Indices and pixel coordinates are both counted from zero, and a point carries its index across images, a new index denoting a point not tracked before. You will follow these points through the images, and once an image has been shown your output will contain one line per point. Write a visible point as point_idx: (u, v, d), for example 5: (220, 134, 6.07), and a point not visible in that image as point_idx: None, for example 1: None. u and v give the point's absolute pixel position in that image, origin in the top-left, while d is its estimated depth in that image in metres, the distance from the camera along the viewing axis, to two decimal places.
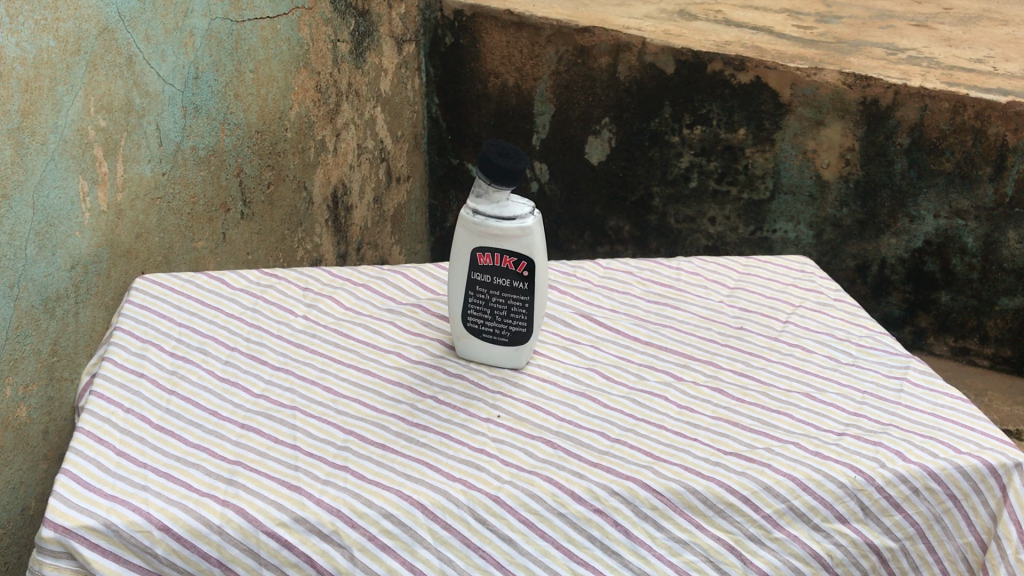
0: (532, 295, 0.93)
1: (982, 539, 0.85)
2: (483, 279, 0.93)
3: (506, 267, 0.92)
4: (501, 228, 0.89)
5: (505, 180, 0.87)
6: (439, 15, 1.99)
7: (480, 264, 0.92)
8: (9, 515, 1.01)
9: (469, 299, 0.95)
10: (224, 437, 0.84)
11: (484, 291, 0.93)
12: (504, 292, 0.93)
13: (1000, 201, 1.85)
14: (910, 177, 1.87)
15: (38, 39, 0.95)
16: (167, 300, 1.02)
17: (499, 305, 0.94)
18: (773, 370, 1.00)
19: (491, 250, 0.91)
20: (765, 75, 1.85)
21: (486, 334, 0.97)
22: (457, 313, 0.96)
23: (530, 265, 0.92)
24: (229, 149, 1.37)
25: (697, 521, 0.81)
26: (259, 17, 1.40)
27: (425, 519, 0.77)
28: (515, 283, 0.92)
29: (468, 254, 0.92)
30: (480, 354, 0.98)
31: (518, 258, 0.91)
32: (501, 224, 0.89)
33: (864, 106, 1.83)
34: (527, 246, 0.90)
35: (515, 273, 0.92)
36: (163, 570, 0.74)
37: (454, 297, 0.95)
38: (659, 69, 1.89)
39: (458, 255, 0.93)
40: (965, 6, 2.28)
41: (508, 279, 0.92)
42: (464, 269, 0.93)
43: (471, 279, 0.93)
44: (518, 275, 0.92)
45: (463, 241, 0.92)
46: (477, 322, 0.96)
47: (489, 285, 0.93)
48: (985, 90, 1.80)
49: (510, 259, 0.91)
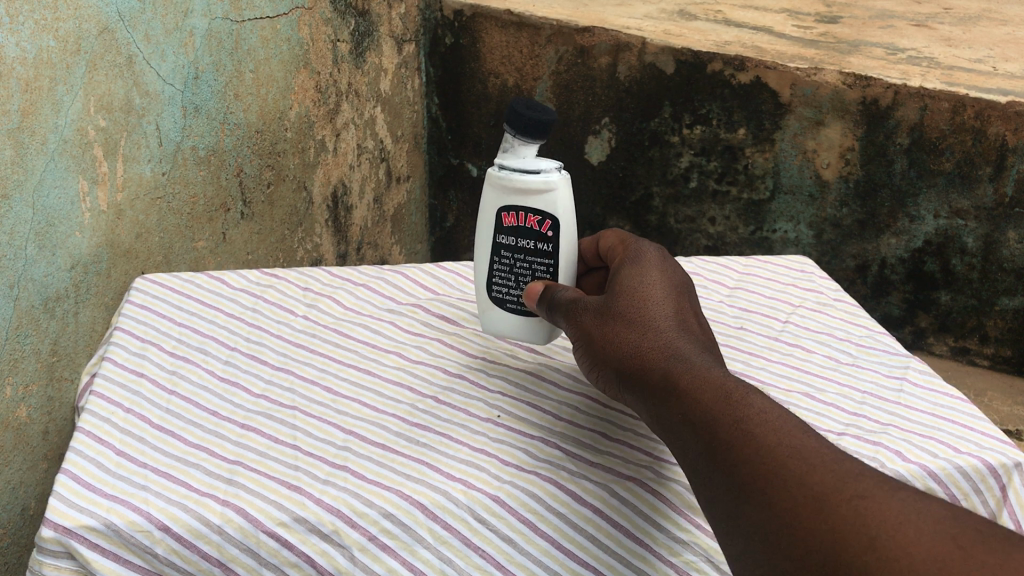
0: (556, 259, 0.92)
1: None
2: (507, 242, 0.93)
3: (531, 227, 0.92)
4: (527, 181, 0.89)
5: (532, 133, 0.87)
6: (439, 15, 1.97)
7: (504, 227, 0.93)
8: (9, 515, 1.01)
9: (494, 264, 0.95)
10: (224, 437, 0.85)
11: (508, 255, 0.94)
12: (528, 256, 0.93)
13: (1000, 201, 1.84)
14: (910, 177, 1.86)
15: (38, 39, 0.95)
16: (168, 300, 1.02)
17: (523, 270, 0.94)
18: (774, 370, 1.00)
19: (515, 211, 0.91)
20: (764, 75, 1.83)
21: (510, 305, 0.97)
22: (481, 281, 0.97)
23: (556, 224, 0.91)
24: (229, 149, 1.37)
25: (697, 522, 0.82)
26: (259, 17, 1.40)
27: (426, 519, 0.77)
28: (539, 244, 0.92)
29: (492, 216, 0.93)
30: (528, 333, 0.97)
31: (541, 217, 0.91)
32: (526, 178, 0.89)
33: (863, 106, 1.81)
34: (552, 204, 0.90)
35: (539, 234, 0.92)
36: (163, 570, 0.74)
37: (478, 262, 0.96)
38: (659, 69, 1.87)
39: (482, 217, 0.94)
40: (965, 6, 2.27)
41: (532, 240, 0.92)
42: (487, 232, 0.94)
43: (494, 243, 0.94)
44: (543, 236, 0.92)
45: (490, 201, 0.93)
46: (501, 291, 0.96)
47: (511, 250, 0.93)
48: (986, 89, 1.78)
49: (533, 219, 0.91)
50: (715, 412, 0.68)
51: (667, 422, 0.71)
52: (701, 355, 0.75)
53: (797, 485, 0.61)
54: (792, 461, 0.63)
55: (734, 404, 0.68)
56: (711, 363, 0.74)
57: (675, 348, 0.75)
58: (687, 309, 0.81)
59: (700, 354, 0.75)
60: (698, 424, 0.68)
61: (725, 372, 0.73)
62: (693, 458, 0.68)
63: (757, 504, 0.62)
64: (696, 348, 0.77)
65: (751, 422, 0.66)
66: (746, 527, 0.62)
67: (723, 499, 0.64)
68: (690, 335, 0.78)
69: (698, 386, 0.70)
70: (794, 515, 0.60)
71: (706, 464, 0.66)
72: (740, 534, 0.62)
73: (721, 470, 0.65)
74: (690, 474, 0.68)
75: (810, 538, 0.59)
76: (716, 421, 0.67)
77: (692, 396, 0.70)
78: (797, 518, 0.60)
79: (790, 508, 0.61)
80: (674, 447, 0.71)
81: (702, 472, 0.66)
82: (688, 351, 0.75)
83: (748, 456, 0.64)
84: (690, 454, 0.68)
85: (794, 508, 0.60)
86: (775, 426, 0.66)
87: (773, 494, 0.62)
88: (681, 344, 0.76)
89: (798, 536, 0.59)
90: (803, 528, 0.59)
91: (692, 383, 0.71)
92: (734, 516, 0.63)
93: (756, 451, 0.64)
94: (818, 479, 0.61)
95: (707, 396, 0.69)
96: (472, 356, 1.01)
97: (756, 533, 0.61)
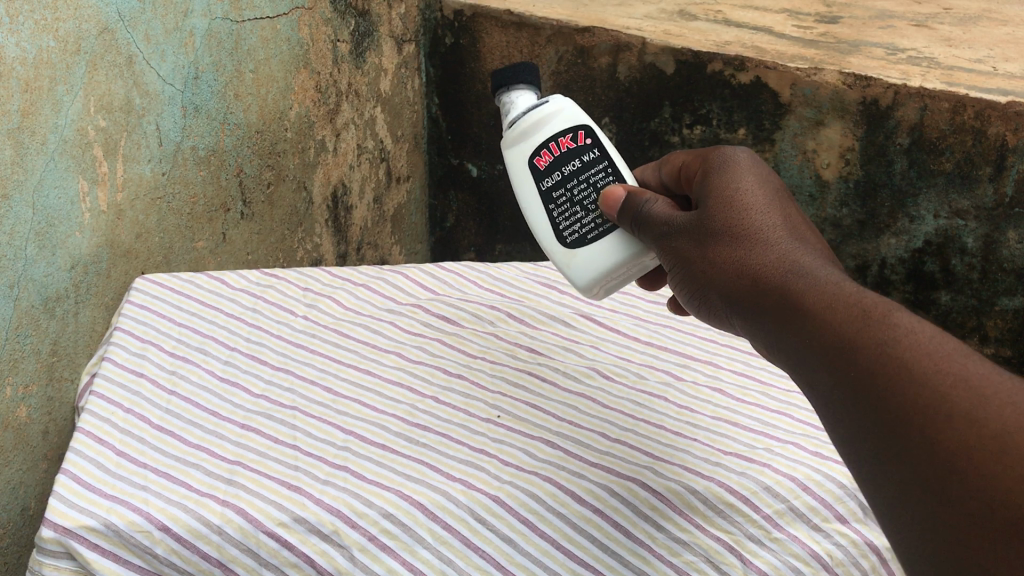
0: (608, 159, 0.97)
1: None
2: (554, 179, 0.98)
3: (569, 149, 0.98)
4: (535, 111, 0.99)
5: (511, 81, 1.00)
6: (439, 15, 1.93)
7: (542, 169, 0.99)
8: (9, 515, 1.01)
9: (554, 209, 0.98)
10: (224, 437, 0.85)
11: (563, 188, 0.98)
12: (581, 174, 0.97)
13: (1000, 201, 1.77)
14: (910, 178, 1.81)
15: (38, 39, 0.95)
16: (167, 300, 1.01)
17: (584, 193, 0.97)
18: (773, 371, 1.03)
19: (543, 146, 0.98)
20: (765, 75, 1.78)
21: (590, 237, 0.96)
22: (549, 235, 0.98)
23: (587, 132, 0.98)
24: (229, 149, 1.37)
25: (697, 522, 0.82)
26: (259, 17, 1.40)
27: (425, 518, 0.78)
28: (586, 157, 0.97)
29: (526, 166, 0.99)
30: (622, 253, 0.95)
31: (572, 132, 0.98)
32: (530, 112, 0.99)
33: (863, 106, 1.76)
34: (572, 117, 0.99)
35: (579, 150, 0.98)
36: (163, 570, 0.75)
37: (538, 218, 0.99)
38: (660, 70, 1.83)
39: (519, 174, 1.00)
40: (964, 7, 2.09)
41: (577, 158, 0.97)
42: (532, 183, 0.99)
43: (542, 189, 0.99)
44: (581, 149, 0.98)
45: (521, 159, 1.00)
46: (573, 229, 0.97)
47: (561, 181, 0.98)
48: (986, 89, 1.71)
49: (567, 141, 0.98)
50: (852, 336, 0.66)
51: (800, 350, 0.70)
52: (829, 272, 0.73)
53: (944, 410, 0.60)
54: (943, 383, 0.61)
55: (877, 321, 0.66)
56: (841, 279, 0.72)
57: (802, 270, 0.74)
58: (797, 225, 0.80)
59: (828, 271, 0.74)
60: (834, 351, 0.67)
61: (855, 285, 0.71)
62: (830, 387, 0.67)
63: (902, 426, 0.62)
64: (823, 265, 0.75)
65: (895, 343, 0.64)
66: (895, 461, 0.62)
67: (866, 434, 0.64)
68: (812, 253, 0.76)
69: (833, 305, 0.69)
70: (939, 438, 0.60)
71: (844, 394, 0.66)
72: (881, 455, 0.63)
73: (862, 394, 0.64)
74: (827, 396, 0.67)
75: (971, 469, 0.58)
76: (854, 347, 0.66)
77: (828, 316, 0.69)
78: (952, 446, 0.59)
79: (943, 436, 0.60)
80: (804, 366, 0.70)
81: (841, 402, 0.66)
82: (815, 270, 0.74)
83: (892, 383, 0.63)
84: (827, 384, 0.67)
85: (949, 434, 0.59)
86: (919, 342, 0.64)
87: (922, 424, 0.61)
88: (805, 263, 0.75)
89: (955, 467, 0.59)
90: (960, 457, 0.58)
91: (823, 304, 0.70)
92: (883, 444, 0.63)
93: (902, 376, 0.63)
94: (975, 400, 0.60)
95: (841, 320, 0.68)
96: (472, 356, 1.01)
97: (908, 468, 0.61)
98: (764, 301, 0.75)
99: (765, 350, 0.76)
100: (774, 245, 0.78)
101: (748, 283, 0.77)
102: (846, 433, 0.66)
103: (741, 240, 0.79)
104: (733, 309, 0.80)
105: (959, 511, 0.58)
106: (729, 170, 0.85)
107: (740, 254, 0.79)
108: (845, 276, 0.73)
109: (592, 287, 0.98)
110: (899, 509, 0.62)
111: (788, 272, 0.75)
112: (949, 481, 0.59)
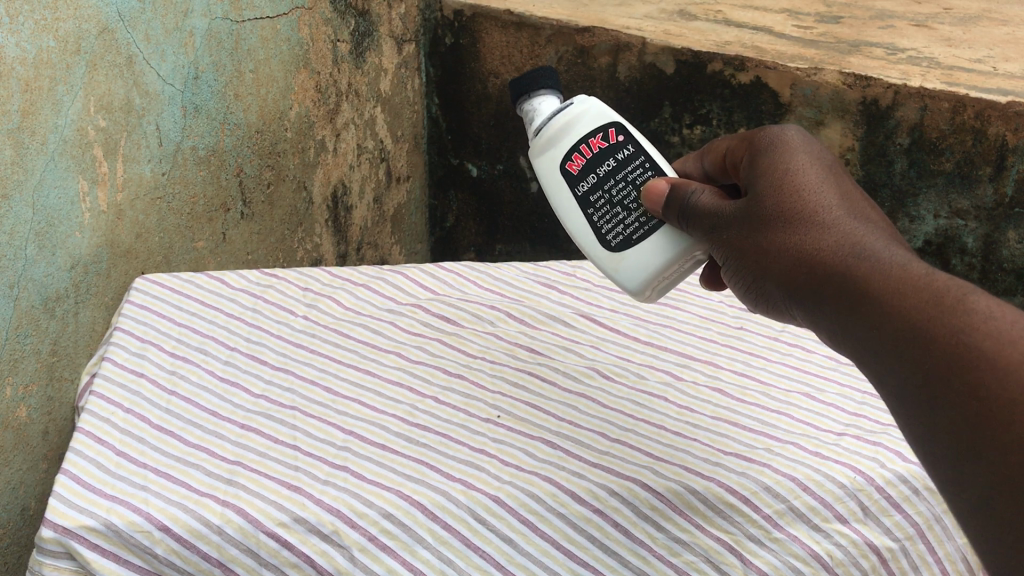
0: (643, 154, 0.97)
1: (947, 573, 0.85)
2: (589, 183, 0.98)
3: (601, 150, 0.98)
4: (561, 115, 0.99)
5: (531, 87, 1.02)
6: (438, 14, 1.93)
7: (575, 174, 0.99)
8: (9, 515, 1.01)
9: (596, 213, 0.98)
10: (224, 437, 0.85)
11: (602, 191, 0.98)
12: (618, 173, 0.97)
13: (1000, 201, 1.73)
14: (910, 177, 1.77)
15: (38, 39, 0.95)
16: (167, 300, 1.01)
17: (624, 193, 0.97)
18: (774, 370, 1.03)
19: (574, 151, 0.98)
20: (765, 75, 1.75)
21: (635, 238, 0.96)
22: (593, 239, 0.98)
23: (617, 129, 0.98)
24: (228, 149, 1.37)
25: (697, 522, 0.82)
26: (259, 17, 1.40)
27: (425, 519, 0.78)
28: (620, 155, 0.97)
29: (558, 172, 0.99)
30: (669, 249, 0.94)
31: (602, 132, 0.98)
32: (556, 117, 1.00)
33: (863, 106, 1.72)
34: (600, 115, 0.98)
35: (612, 150, 0.98)
36: (163, 570, 0.75)
37: (577, 223, 0.99)
38: (660, 69, 1.81)
39: (552, 181, 1.00)
40: (965, 6, 2.08)
41: (611, 158, 0.97)
42: (567, 189, 0.99)
43: (578, 194, 0.99)
44: (613, 147, 0.98)
45: (551, 167, 1.00)
46: (616, 231, 0.97)
47: (597, 184, 0.98)
48: (985, 89, 1.67)
49: (598, 141, 0.98)
50: (924, 324, 0.62)
51: (864, 339, 0.67)
52: (896, 253, 0.69)
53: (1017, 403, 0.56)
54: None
55: (949, 307, 0.62)
56: (909, 261, 0.68)
57: (864, 253, 0.70)
58: (856, 205, 0.77)
59: (895, 253, 0.69)
60: (903, 342, 0.63)
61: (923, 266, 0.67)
62: (900, 379, 0.63)
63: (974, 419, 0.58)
64: (889, 246, 0.71)
65: (971, 330, 0.60)
66: (972, 460, 0.58)
67: (942, 431, 0.60)
68: (872, 234, 0.72)
69: (897, 290, 0.65)
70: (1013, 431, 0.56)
71: (915, 386, 0.62)
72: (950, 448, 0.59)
73: (928, 384, 0.61)
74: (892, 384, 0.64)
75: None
76: (926, 335, 0.62)
77: (892, 302, 0.65)
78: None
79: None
80: (866, 354, 0.66)
81: (912, 395, 0.62)
82: (880, 253, 0.69)
83: (968, 375, 0.59)
84: (893, 374, 0.64)
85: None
86: (994, 328, 0.60)
87: (1004, 420, 0.56)
88: (866, 244, 0.71)
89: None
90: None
91: (886, 289, 0.66)
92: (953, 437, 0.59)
93: (979, 367, 0.58)
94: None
95: (911, 306, 0.64)
96: (472, 356, 1.00)
97: (992, 469, 0.57)
98: (824, 289, 0.71)
99: (829, 341, 0.72)
100: (832, 228, 0.74)
101: (807, 269, 0.74)
102: (920, 431, 0.62)
103: (797, 224, 0.76)
104: (793, 299, 0.76)
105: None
106: (781, 149, 0.81)
107: (797, 239, 0.75)
108: (914, 257, 0.69)
109: (644, 289, 0.97)
110: (983, 515, 0.57)
111: (849, 256, 0.71)
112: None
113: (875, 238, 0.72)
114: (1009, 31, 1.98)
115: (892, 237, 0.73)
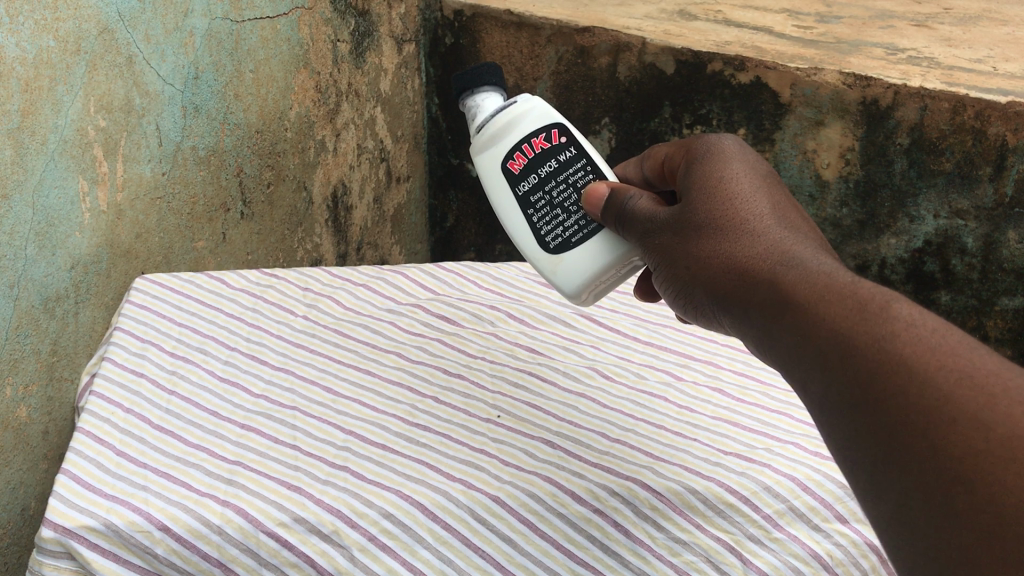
0: (585, 156, 0.98)
1: None
2: (531, 182, 0.98)
3: (543, 150, 0.98)
4: (504, 112, 0.99)
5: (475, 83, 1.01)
6: (439, 15, 1.93)
7: (517, 173, 0.99)
8: (9, 515, 1.01)
9: (534, 213, 0.98)
10: (224, 437, 0.85)
11: (541, 190, 0.98)
12: (559, 174, 0.98)
13: (1000, 201, 1.72)
14: (910, 178, 1.76)
15: (38, 39, 0.95)
16: (167, 300, 1.01)
17: (563, 193, 0.97)
18: (772, 371, 1.03)
19: (516, 150, 0.99)
20: (765, 75, 1.75)
21: (573, 241, 0.96)
22: (531, 239, 0.98)
23: (560, 130, 0.98)
24: (229, 149, 1.37)
25: (697, 522, 0.82)
26: (259, 17, 1.40)
27: (425, 519, 0.78)
28: (562, 156, 0.98)
29: (500, 170, 0.99)
30: (600, 255, 0.95)
31: (545, 132, 0.98)
32: (499, 113, 1.00)
33: (864, 106, 1.71)
34: (543, 115, 0.99)
35: (555, 149, 0.98)
36: (163, 570, 0.75)
37: (517, 223, 0.99)
38: (659, 70, 1.80)
39: (493, 179, 1.00)
40: (965, 6, 2.07)
41: (553, 158, 0.98)
42: (508, 188, 1.00)
43: (519, 193, 0.99)
44: (556, 148, 0.98)
45: (493, 166, 1.00)
46: (555, 233, 0.97)
47: (538, 184, 0.98)
48: (985, 89, 1.67)
49: (540, 141, 0.98)
50: (846, 331, 0.62)
51: (787, 346, 0.67)
52: (824, 264, 0.69)
53: (926, 400, 0.56)
54: (944, 381, 0.56)
55: (873, 314, 0.62)
56: (836, 271, 0.68)
57: (796, 263, 0.70)
58: (789, 219, 0.77)
59: (823, 263, 0.69)
60: (829, 349, 0.63)
61: (847, 275, 0.67)
62: (824, 388, 0.62)
63: (884, 417, 0.58)
64: (818, 258, 0.71)
65: (892, 338, 0.60)
66: (882, 457, 0.58)
67: (858, 436, 0.60)
68: (802, 247, 0.73)
69: (820, 297, 0.65)
70: (918, 429, 0.56)
71: (839, 397, 0.61)
72: (861, 447, 0.59)
73: (844, 388, 0.61)
74: (811, 389, 0.64)
75: (980, 482, 0.53)
76: (850, 345, 0.61)
77: (815, 309, 0.65)
78: (955, 456, 0.54)
79: (944, 443, 0.55)
80: (787, 360, 0.66)
81: (833, 402, 0.62)
82: (809, 263, 0.70)
83: (889, 382, 0.58)
84: (813, 379, 0.63)
85: (952, 443, 0.54)
86: (915, 333, 0.60)
87: (921, 426, 0.56)
88: (796, 254, 0.72)
89: (958, 478, 0.54)
90: (964, 466, 0.54)
91: (809, 296, 0.66)
92: (865, 437, 0.59)
93: (899, 376, 0.58)
94: (984, 401, 0.55)
95: (837, 315, 0.63)
96: (472, 356, 1.00)
97: (902, 472, 0.57)
98: (754, 298, 0.71)
99: (757, 350, 0.72)
100: (763, 238, 0.75)
101: (735, 278, 0.74)
102: (840, 440, 0.61)
103: (731, 234, 0.76)
104: (723, 307, 0.76)
105: (960, 528, 0.53)
106: (718, 160, 0.82)
107: (732, 249, 0.75)
108: (842, 268, 0.69)
109: (582, 292, 0.97)
110: (898, 525, 0.57)
111: (780, 267, 0.71)
112: (951, 493, 0.54)
113: (805, 251, 0.72)
114: (1010, 31, 1.97)
115: (824, 250, 0.74)
